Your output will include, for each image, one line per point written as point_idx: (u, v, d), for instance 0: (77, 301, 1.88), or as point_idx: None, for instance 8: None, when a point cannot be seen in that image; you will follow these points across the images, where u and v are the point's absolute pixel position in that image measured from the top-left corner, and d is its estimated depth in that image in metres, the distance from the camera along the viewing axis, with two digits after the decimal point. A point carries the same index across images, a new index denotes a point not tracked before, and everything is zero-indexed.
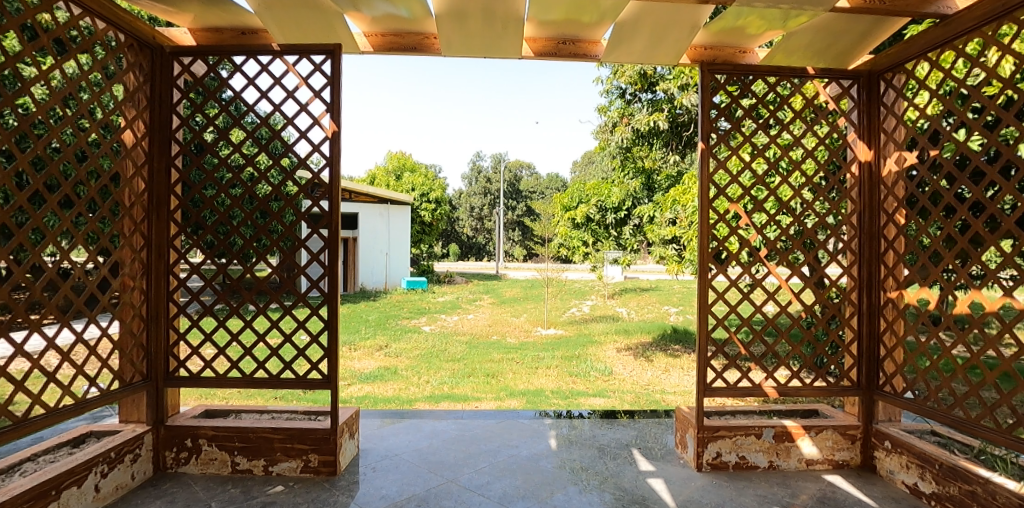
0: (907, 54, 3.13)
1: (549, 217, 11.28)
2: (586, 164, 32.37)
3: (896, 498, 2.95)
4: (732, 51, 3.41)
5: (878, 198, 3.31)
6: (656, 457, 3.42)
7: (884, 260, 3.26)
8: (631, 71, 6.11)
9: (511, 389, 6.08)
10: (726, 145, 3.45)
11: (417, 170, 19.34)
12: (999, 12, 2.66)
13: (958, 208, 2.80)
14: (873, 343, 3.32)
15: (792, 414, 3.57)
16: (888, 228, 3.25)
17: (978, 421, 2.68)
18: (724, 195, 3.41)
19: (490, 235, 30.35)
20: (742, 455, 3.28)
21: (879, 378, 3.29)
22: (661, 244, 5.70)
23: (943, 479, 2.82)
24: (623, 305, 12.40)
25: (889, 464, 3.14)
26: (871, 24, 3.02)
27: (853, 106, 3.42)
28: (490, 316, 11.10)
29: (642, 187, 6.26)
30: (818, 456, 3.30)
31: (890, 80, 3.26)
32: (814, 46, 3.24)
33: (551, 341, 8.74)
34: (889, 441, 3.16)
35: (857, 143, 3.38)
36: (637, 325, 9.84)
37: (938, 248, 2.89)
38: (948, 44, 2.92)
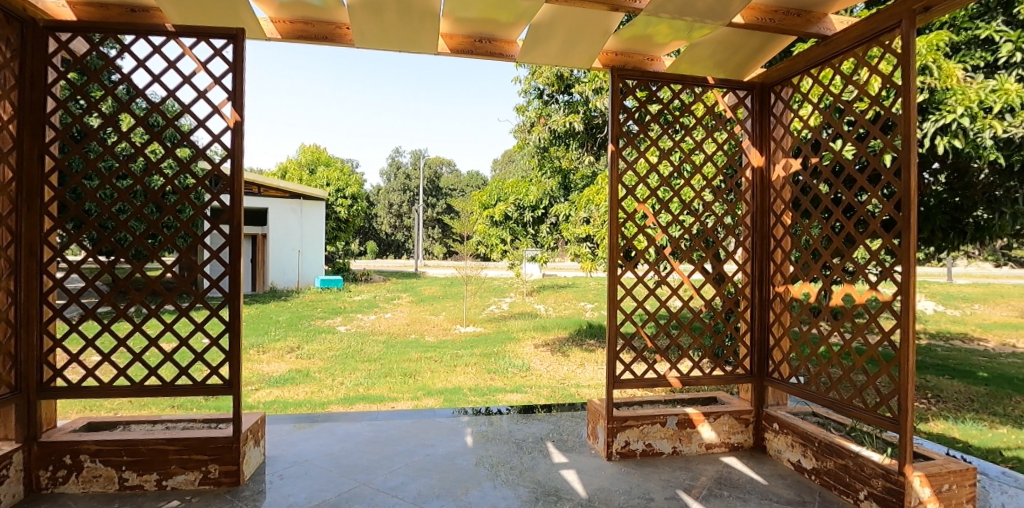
0: (794, 70, 3.41)
1: (468, 214, 11.28)
2: (506, 162, 32.61)
3: (782, 475, 3.22)
4: (640, 58, 3.57)
5: (768, 201, 3.59)
6: (569, 449, 3.53)
7: (773, 256, 3.53)
8: (547, 72, 6.20)
9: (429, 388, 6.04)
10: (635, 147, 3.57)
11: (332, 164, 18.67)
12: (868, 36, 2.96)
13: (834, 210, 3.07)
14: (763, 334, 3.59)
15: (693, 402, 3.80)
16: (777, 229, 3.52)
17: (850, 402, 2.96)
18: (632, 195, 3.51)
19: (408, 232, 30.04)
20: (648, 442, 3.45)
21: (769, 366, 3.56)
22: (576, 242, 5.88)
23: (822, 455, 3.09)
24: (541, 302, 12.64)
25: (778, 445, 3.41)
26: (765, 40, 3.26)
27: (748, 115, 3.69)
28: (409, 314, 10.97)
29: (559, 187, 6.45)
30: (716, 440, 3.53)
31: (779, 92, 3.54)
32: (714, 58, 3.45)
33: (470, 338, 8.77)
34: (777, 423, 3.43)
35: (751, 149, 3.64)
36: (554, 321, 10.08)
37: (818, 247, 3.16)
38: (828, 61, 3.21)
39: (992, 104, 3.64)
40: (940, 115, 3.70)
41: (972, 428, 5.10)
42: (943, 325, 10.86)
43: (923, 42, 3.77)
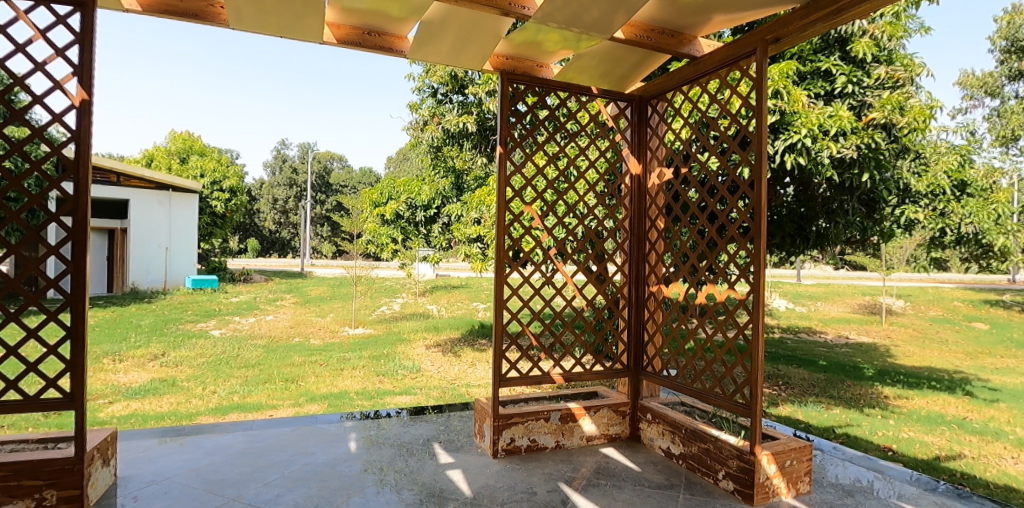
0: (668, 86, 3.67)
1: (359, 212, 10.92)
2: (400, 160, 32.02)
3: (654, 461, 3.45)
4: (530, 63, 3.66)
5: (644, 206, 3.83)
6: (456, 449, 3.53)
7: (648, 258, 3.78)
8: (441, 71, 6.21)
9: (313, 393, 5.76)
10: (522, 151, 3.66)
11: (206, 154, 17.21)
12: (729, 59, 3.26)
13: (699, 216, 3.35)
14: (638, 330, 3.84)
15: (576, 397, 3.97)
16: (651, 233, 3.77)
17: (712, 391, 3.24)
18: (519, 197, 3.59)
19: (294, 229, 28.50)
20: (532, 438, 3.54)
21: (644, 361, 3.81)
22: (466, 242, 5.92)
23: (688, 441, 3.35)
24: (434, 302, 12.54)
25: (651, 433, 3.66)
26: (643, 56, 3.48)
27: (627, 125, 3.92)
28: (292, 316, 10.40)
29: (451, 187, 6.47)
30: (596, 432, 3.71)
31: (655, 106, 3.80)
32: (598, 69, 3.63)
33: (359, 341, 8.48)
34: (650, 413, 3.67)
35: (630, 157, 3.88)
36: (446, 321, 10.04)
37: (686, 250, 3.43)
38: (696, 79, 3.50)
39: (829, 128, 4.15)
40: (789, 135, 4.17)
41: (812, 410, 5.80)
42: (793, 320, 12.24)
43: (775, 69, 4.23)
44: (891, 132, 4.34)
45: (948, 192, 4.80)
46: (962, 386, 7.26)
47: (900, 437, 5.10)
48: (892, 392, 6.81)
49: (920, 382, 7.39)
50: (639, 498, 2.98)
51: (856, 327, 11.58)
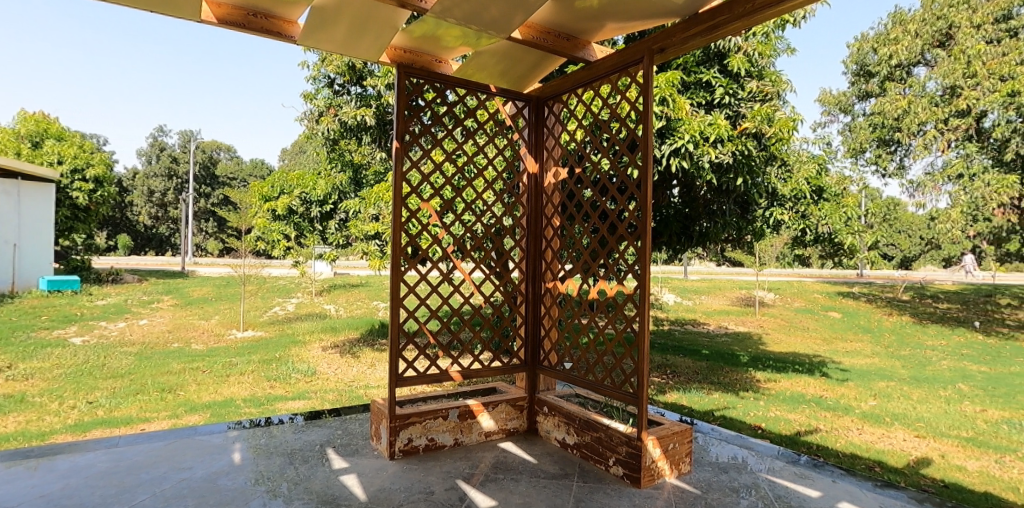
0: (564, 88, 3.78)
1: (247, 206, 10.24)
2: (296, 153, 30.53)
3: (550, 452, 3.56)
4: (428, 58, 3.61)
5: (541, 205, 3.93)
6: (350, 453, 3.42)
7: (544, 255, 3.88)
8: (338, 61, 5.95)
9: (193, 403, 5.32)
10: (420, 147, 3.61)
11: (65, 139, 15.32)
12: (619, 65, 3.42)
13: (592, 215, 3.48)
14: (535, 326, 3.92)
15: (474, 393, 3.99)
16: (547, 230, 3.87)
17: (603, 382, 3.39)
18: (416, 193, 3.53)
19: (174, 225, 26.21)
20: (430, 437, 3.51)
21: (540, 355, 3.90)
22: (364, 239, 5.71)
23: (581, 431, 3.48)
24: (331, 302, 12.06)
25: (547, 426, 3.76)
26: (541, 58, 3.55)
27: (525, 125, 3.99)
28: (171, 320, 9.54)
29: (349, 182, 6.29)
30: (494, 427, 3.75)
31: (550, 107, 3.91)
32: (497, 68, 3.65)
33: (247, 344, 7.96)
34: (546, 406, 3.77)
35: (527, 156, 3.96)
36: (344, 321, 9.69)
37: (580, 247, 3.56)
38: (589, 83, 3.64)
39: (709, 135, 4.46)
40: (674, 140, 4.44)
41: (695, 396, 6.25)
42: (680, 313, 13.13)
43: (663, 78, 4.51)
44: (761, 140, 4.76)
45: (808, 196, 5.37)
46: (819, 368, 8.16)
47: (769, 416, 5.64)
48: (762, 376, 7.51)
49: (786, 366, 8.21)
50: (534, 490, 3.05)
51: (734, 318, 12.64)
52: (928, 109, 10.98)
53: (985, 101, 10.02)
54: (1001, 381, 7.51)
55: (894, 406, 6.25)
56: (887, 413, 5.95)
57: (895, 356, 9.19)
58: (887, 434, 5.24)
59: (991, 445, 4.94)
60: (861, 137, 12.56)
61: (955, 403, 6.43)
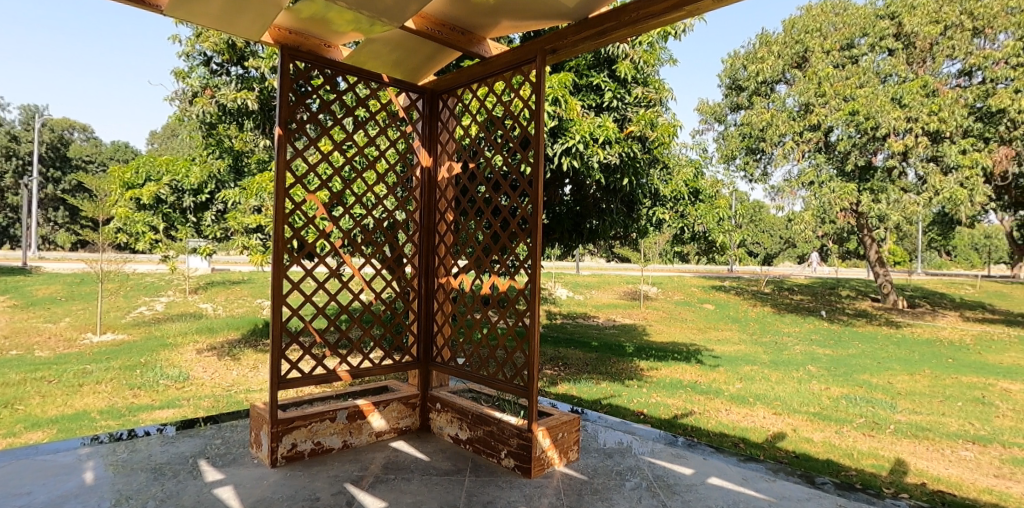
0: (458, 82, 3.76)
1: (106, 194, 9.16)
2: (168, 137, 27.84)
3: (443, 449, 3.54)
4: (316, 42, 3.43)
5: (434, 199, 3.89)
6: (226, 463, 3.18)
7: (437, 251, 3.84)
8: (216, 38, 5.49)
9: (36, 418, 4.67)
10: (305, 135, 3.42)
11: None
12: (513, 63, 3.46)
13: (485, 211, 3.49)
14: (428, 322, 3.88)
15: (364, 393, 3.87)
16: (441, 225, 3.84)
17: (495, 376, 3.42)
18: (301, 184, 3.34)
19: (15, 214, 22.91)
20: (317, 441, 3.35)
21: (433, 352, 3.86)
22: (243, 233, 5.32)
23: (474, 426, 3.50)
24: (208, 300, 11.14)
25: (440, 422, 3.74)
26: (436, 50, 3.50)
27: (419, 117, 3.92)
28: (8, 323, 8.31)
29: (229, 169, 5.84)
30: (385, 427, 3.66)
31: (445, 100, 3.87)
32: (390, 57, 3.55)
33: (106, 349, 7.13)
34: (439, 403, 3.75)
35: (421, 150, 3.89)
36: (223, 321, 9.00)
37: (473, 242, 3.56)
38: (484, 79, 3.64)
39: (598, 136, 4.64)
40: (566, 139, 4.58)
41: (584, 386, 6.51)
42: (572, 307, 13.63)
43: (556, 79, 4.63)
44: (645, 144, 5.04)
45: (686, 197, 5.79)
46: (695, 356, 8.84)
47: (650, 402, 6.01)
48: (646, 364, 7.99)
49: (666, 355, 8.81)
50: (426, 488, 3.01)
51: (622, 311, 13.34)
52: (787, 123, 12.26)
53: (832, 118, 11.38)
54: (841, 362, 8.58)
55: (756, 387, 6.92)
56: (751, 394, 6.58)
57: (759, 343, 10.19)
58: (751, 413, 5.79)
59: (833, 418, 5.64)
60: (733, 145, 13.79)
61: (806, 383, 7.25)
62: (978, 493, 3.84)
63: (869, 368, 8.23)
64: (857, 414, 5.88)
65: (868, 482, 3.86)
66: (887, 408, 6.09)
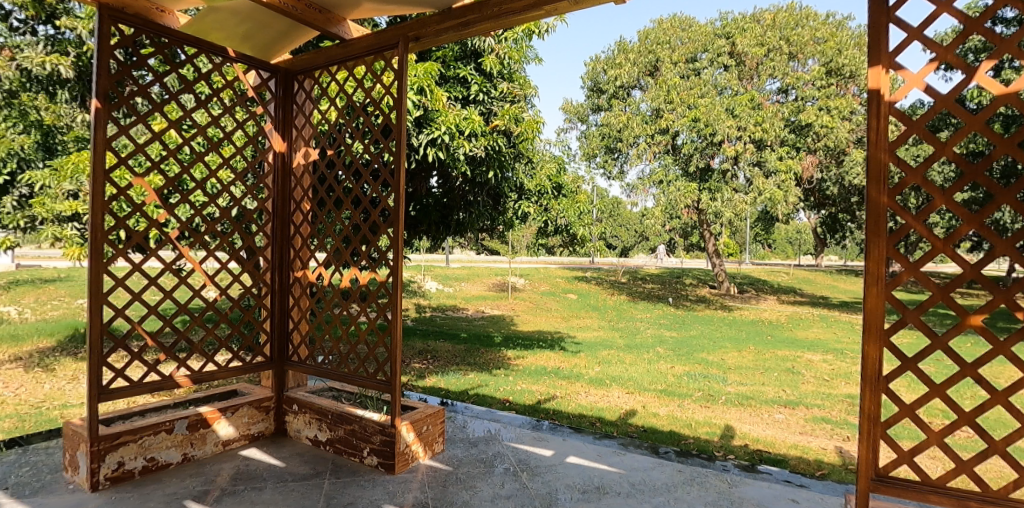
0: (316, 63, 3.55)
1: None
2: None
3: (301, 453, 3.35)
4: (148, 5, 3.03)
5: (289, 187, 3.64)
6: (32, 493, 2.73)
7: (293, 242, 3.61)
8: None
9: None
10: (132, 111, 3.01)
11: None
12: (375, 48, 3.33)
13: (345, 201, 3.34)
14: (283, 318, 3.64)
15: (209, 399, 3.53)
16: (297, 215, 3.61)
17: (356, 372, 3.30)
18: (127, 166, 2.94)
19: None
20: (150, 456, 3.00)
21: (289, 350, 3.64)
22: (55, 222, 4.56)
23: (334, 426, 3.35)
24: (12, 303, 9.45)
25: (297, 425, 3.53)
26: (290, 27, 3.24)
27: (271, 98, 3.64)
28: None
29: (36, 147, 4.84)
30: (234, 435, 3.37)
31: (301, 82, 3.63)
32: (238, 30, 3.23)
33: None
34: (296, 404, 3.54)
35: (273, 133, 3.62)
36: (32, 327, 7.69)
37: (332, 233, 3.39)
38: (344, 62, 3.48)
39: (464, 128, 4.64)
40: (431, 130, 4.48)
41: (452, 378, 6.52)
42: (442, 300, 13.60)
43: (421, 67, 4.39)
44: (510, 138, 5.14)
45: (549, 191, 5.98)
46: (558, 343, 9.29)
47: (516, 389, 6.20)
48: (513, 354, 8.22)
49: (531, 343, 9.15)
50: (280, 496, 2.83)
51: (490, 302, 13.56)
52: (641, 125, 13.26)
53: (678, 123, 12.53)
54: (684, 343, 9.53)
55: (613, 370, 7.44)
56: (608, 376, 7.05)
57: (615, 329, 10.93)
58: (607, 393, 6.20)
59: (676, 394, 6.23)
60: (593, 144, 14.61)
61: (654, 363, 7.93)
62: (787, 448, 4.48)
63: (706, 347, 9.23)
64: (696, 388, 6.56)
65: (703, 448, 4.33)
66: (720, 381, 6.86)
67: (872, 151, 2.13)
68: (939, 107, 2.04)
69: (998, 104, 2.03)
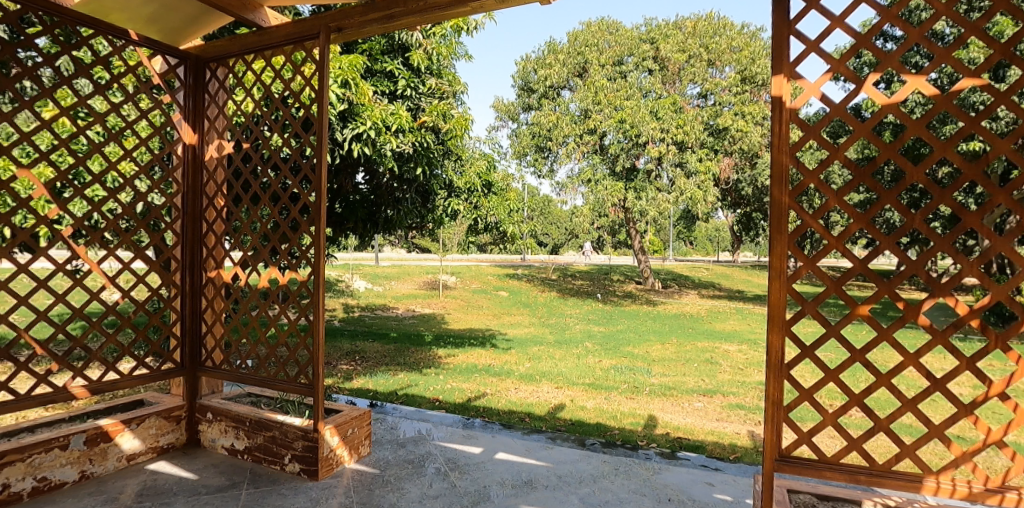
0: (230, 51, 3.37)
1: None
2: None
3: (216, 464, 3.18)
4: None
5: (200, 182, 3.44)
6: None
7: (205, 241, 3.41)
8: None
9: None
10: (17, 97, 2.73)
11: None
12: (294, 38, 3.20)
13: (263, 197, 3.18)
14: (194, 322, 3.43)
15: (112, 410, 3.28)
16: (209, 212, 3.42)
17: (276, 376, 3.17)
18: (10, 158, 2.67)
19: None
20: (42, 475, 2.75)
21: (202, 355, 3.44)
22: None
23: (252, 433, 3.20)
24: None
25: (212, 434, 3.35)
26: (201, 11, 3.06)
27: (179, 87, 3.42)
28: None
29: None
30: (141, 448, 3.15)
31: (214, 70, 3.43)
32: (142, 13, 3.01)
33: None
34: (210, 412, 3.35)
35: (182, 124, 3.40)
36: None
37: (248, 230, 3.23)
38: (261, 51, 3.32)
39: (390, 123, 4.54)
40: (356, 125, 4.34)
41: (380, 378, 6.39)
42: (370, 299, 13.28)
43: (345, 59, 4.22)
44: (438, 135, 5.09)
45: (479, 189, 5.97)
46: (489, 340, 9.32)
47: (446, 388, 6.17)
48: (443, 352, 8.16)
49: (462, 341, 9.13)
50: None
51: (421, 301, 13.40)
52: (570, 125, 13.51)
53: (605, 124, 12.89)
54: (611, 337, 9.82)
55: (543, 365, 7.55)
56: (537, 372, 7.15)
57: (546, 325, 11.10)
58: (536, 389, 6.29)
59: (603, 387, 6.42)
60: (524, 142, 14.74)
61: (583, 357, 8.13)
62: (705, 434, 4.72)
63: (631, 340, 9.57)
64: (622, 381, 6.79)
65: (627, 438, 4.48)
66: (644, 373, 7.12)
67: (775, 154, 2.28)
68: (833, 115, 2.20)
69: (883, 112, 2.21)
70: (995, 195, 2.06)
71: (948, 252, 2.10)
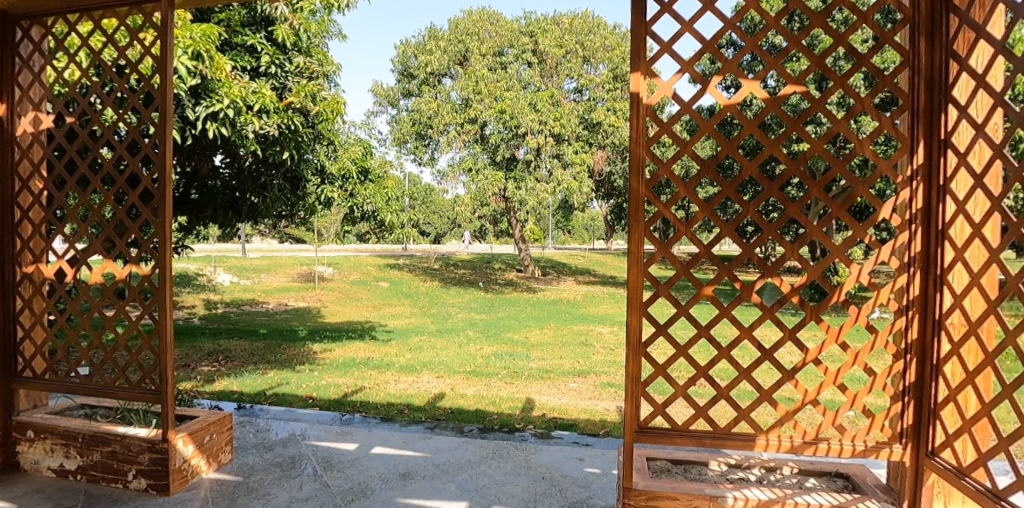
0: (48, 9, 2.91)
1: None
2: None
3: (41, 488, 2.78)
4: None
5: (11, 161, 2.95)
6: None
7: (19, 231, 2.94)
8: None
9: None
10: None
11: None
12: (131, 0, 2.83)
13: (92, 180, 2.80)
14: (8, 325, 2.96)
15: None
16: (24, 197, 2.95)
17: (113, 383, 2.83)
18: None
19: None
20: None
21: (19, 364, 2.99)
22: None
23: (87, 450, 2.84)
24: None
25: (35, 455, 2.92)
26: None
27: None
28: None
29: None
30: None
31: (27, 30, 2.95)
32: None
33: None
34: (31, 430, 2.92)
35: None
36: None
37: (75, 218, 2.82)
38: (88, 11, 2.90)
39: (252, 103, 4.17)
40: (211, 102, 3.90)
41: (247, 379, 5.95)
42: (237, 293, 12.30)
43: (197, 29, 3.78)
44: (307, 117, 4.78)
45: (354, 176, 5.73)
46: (369, 333, 9.06)
47: (321, 384, 5.91)
48: (319, 347, 7.80)
49: (340, 335, 8.78)
50: None
51: (294, 294, 12.66)
52: (451, 114, 13.43)
53: (485, 114, 12.97)
54: (492, 325, 9.99)
55: (424, 356, 7.49)
56: (418, 363, 7.08)
57: (427, 315, 11.01)
58: (417, 380, 6.22)
59: (484, 373, 6.52)
60: (404, 129, 14.42)
61: (464, 346, 8.18)
62: (578, 413, 4.97)
63: (512, 327, 9.81)
64: (502, 366, 6.93)
65: (506, 422, 4.60)
66: (523, 358, 7.33)
67: (633, 148, 2.43)
68: (682, 112, 2.39)
69: (724, 112, 2.44)
70: (811, 188, 2.36)
71: (775, 237, 2.38)
